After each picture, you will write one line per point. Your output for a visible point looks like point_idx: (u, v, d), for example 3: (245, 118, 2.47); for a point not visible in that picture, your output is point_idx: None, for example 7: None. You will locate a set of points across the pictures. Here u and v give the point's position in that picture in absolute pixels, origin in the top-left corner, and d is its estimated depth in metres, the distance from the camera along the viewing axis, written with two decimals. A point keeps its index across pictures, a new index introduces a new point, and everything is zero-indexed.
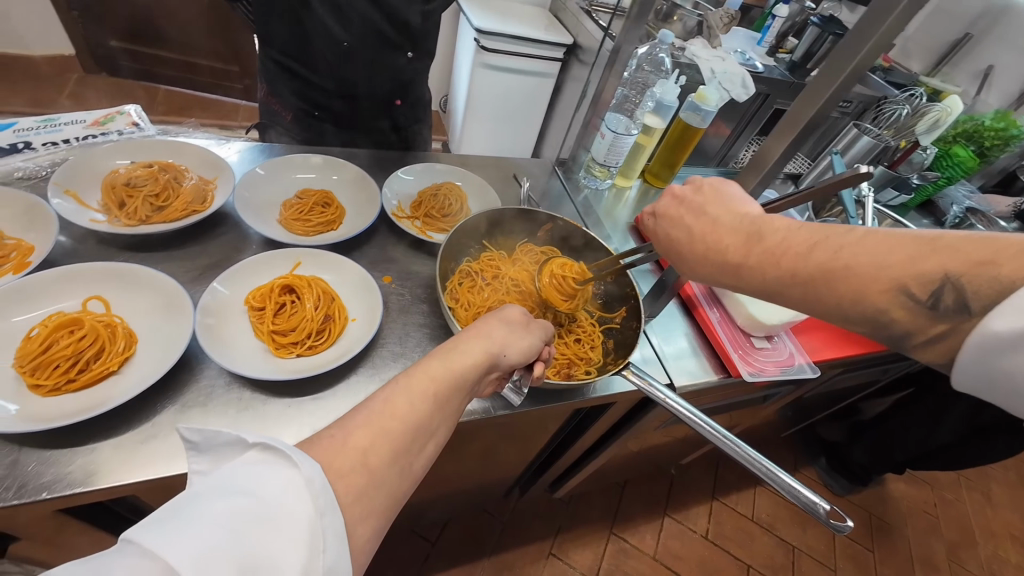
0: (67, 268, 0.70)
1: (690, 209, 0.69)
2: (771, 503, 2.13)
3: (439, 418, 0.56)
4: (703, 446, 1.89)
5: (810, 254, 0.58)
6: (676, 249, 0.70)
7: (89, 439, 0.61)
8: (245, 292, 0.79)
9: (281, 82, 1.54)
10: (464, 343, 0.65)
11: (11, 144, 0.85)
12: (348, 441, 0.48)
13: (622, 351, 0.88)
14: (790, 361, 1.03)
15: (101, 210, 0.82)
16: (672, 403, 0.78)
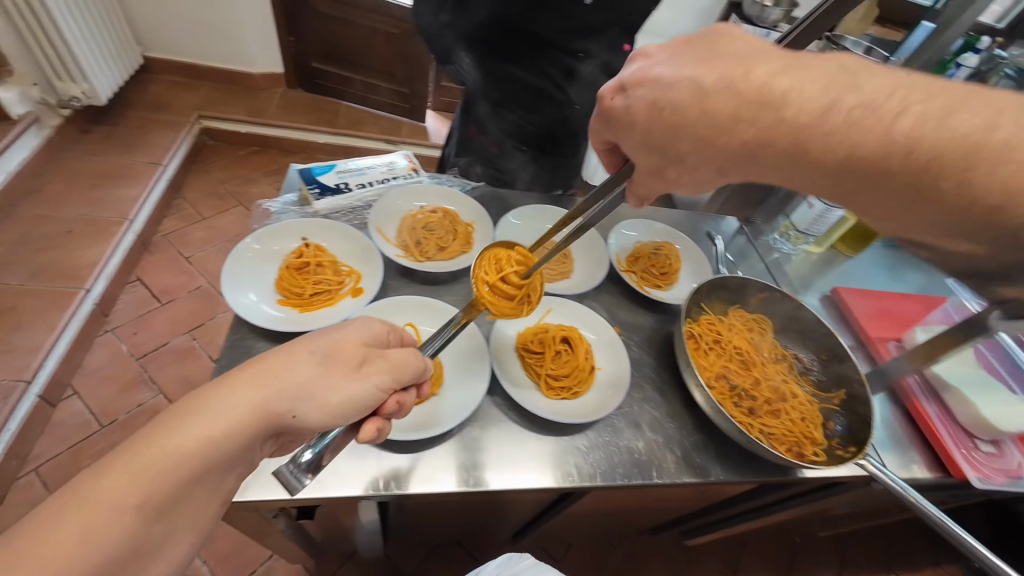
0: (398, 299, 0.88)
1: (676, 85, 0.58)
2: None
3: (203, 488, 0.51)
4: (844, 523, 1.78)
5: (917, 147, 0.49)
6: (672, 116, 0.59)
7: (421, 448, 0.76)
8: (515, 335, 0.92)
9: (494, 130, 1.49)
10: (292, 352, 0.59)
11: (335, 184, 1.04)
12: (50, 541, 0.43)
13: (852, 439, 0.89)
14: (1019, 473, 0.98)
15: (398, 245, 0.99)
16: (920, 502, 0.74)
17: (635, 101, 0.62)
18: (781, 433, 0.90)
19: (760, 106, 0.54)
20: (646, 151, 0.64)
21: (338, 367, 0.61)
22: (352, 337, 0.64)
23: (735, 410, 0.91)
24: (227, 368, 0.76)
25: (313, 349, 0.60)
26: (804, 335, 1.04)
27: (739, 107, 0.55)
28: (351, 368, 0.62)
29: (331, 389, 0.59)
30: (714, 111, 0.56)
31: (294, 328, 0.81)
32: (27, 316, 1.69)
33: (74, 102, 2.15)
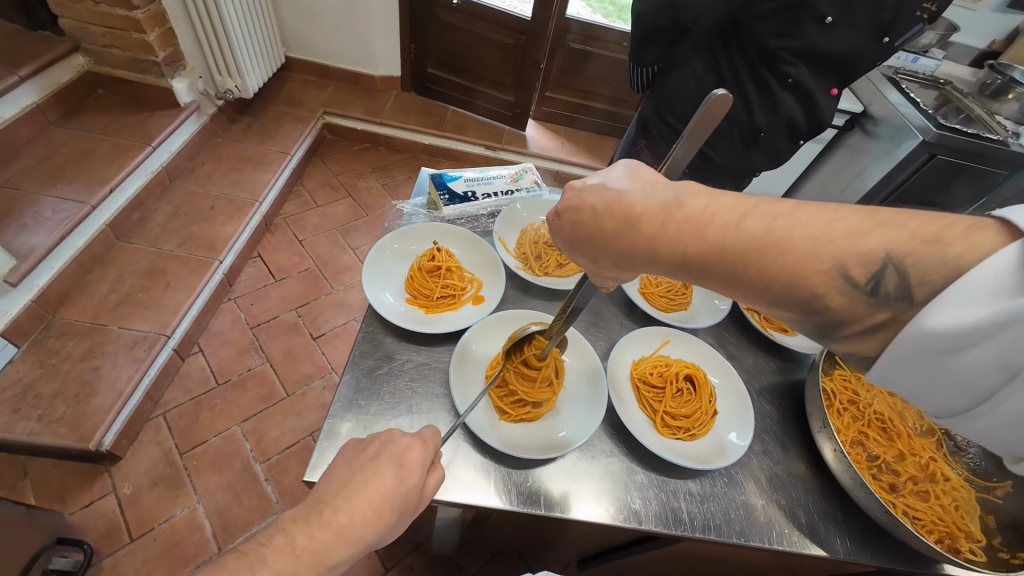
0: (520, 311, 0.89)
1: (593, 198, 0.61)
2: None
3: None
4: None
5: None
6: (587, 230, 0.63)
7: (528, 466, 0.75)
8: (631, 364, 0.90)
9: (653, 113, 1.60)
10: (365, 497, 0.61)
11: (464, 192, 1.08)
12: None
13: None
14: None
15: (517, 257, 1.01)
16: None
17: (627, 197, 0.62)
18: (930, 520, 0.78)
19: (629, 225, 0.58)
20: (573, 250, 0.67)
21: (403, 514, 0.63)
22: (415, 481, 0.64)
23: (873, 483, 0.81)
24: (358, 359, 0.81)
25: (384, 499, 0.61)
26: None
27: (614, 226, 0.59)
28: (408, 511, 0.63)
29: (391, 532, 0.63)
30: (601, 228, 0.61)
31: (422, 328, 0.85)
32: (173, 278, 1.93)
33: (228, 94, 2.44)
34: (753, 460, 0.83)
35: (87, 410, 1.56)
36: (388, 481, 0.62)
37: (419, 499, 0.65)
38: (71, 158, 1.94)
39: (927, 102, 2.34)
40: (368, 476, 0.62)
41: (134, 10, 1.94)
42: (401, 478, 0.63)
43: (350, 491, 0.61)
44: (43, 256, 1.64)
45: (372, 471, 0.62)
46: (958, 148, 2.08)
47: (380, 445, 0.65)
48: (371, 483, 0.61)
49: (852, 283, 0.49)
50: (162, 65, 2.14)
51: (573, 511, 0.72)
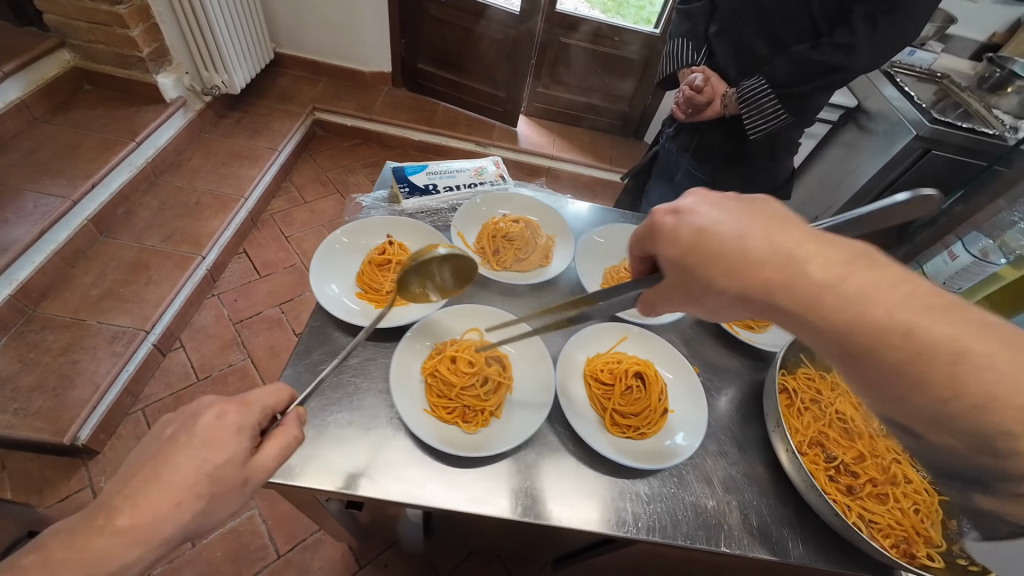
0: (470, 307, 0.90)
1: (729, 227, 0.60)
2: None
3: None
4: None
5: None
6: (710, 250, 0.60)
7: (468, 464, 0.73)
8: (583, 361, 0.88)
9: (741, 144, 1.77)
10: (164, 484, 0.58)
11: (425, 185, 1.07)
12: None
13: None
14: None
15: (477, 251, 0.99)
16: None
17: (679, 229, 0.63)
18: (887, 524, 0.75)
19: (781, 264, 0.55)
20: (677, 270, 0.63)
21: (217, 495, 0.60)
22: (226, 455, 0.61)
23: (830, 484, 0.78)
24: (306, 353, 0.80)
25: (186, 485, 0.58)
26: None
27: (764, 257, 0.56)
28: (228, 488, 0.61)
29: (213, 516, 0.60)
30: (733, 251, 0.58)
31: (372, 323, 0.83)
32: (155, 273, 1.93)
33: (215, 90, 2.44)
34: (706, 460, 0.81)
35: (64, 403, 1.57)
36: (186, 463, 0.59)
37: (242, 473, 0.62)
38: (55, 153, 1.94)
39: (922, 97, 2.29)
40: (160, 463, 0.59)
41: (117, 5, 1.94)
42: (201, 458, 0.60)
43: (144, 480, 0.58)
44: (22, 250, 1.65)
45: (167, 457, 0.59)
46: (954, 144, 2.03)
47: (180, 425, 0.61)
48: (169, 470, 0.58)
49: None
50: (147, 61, 2.14)
51: (513, 510, 0.70)
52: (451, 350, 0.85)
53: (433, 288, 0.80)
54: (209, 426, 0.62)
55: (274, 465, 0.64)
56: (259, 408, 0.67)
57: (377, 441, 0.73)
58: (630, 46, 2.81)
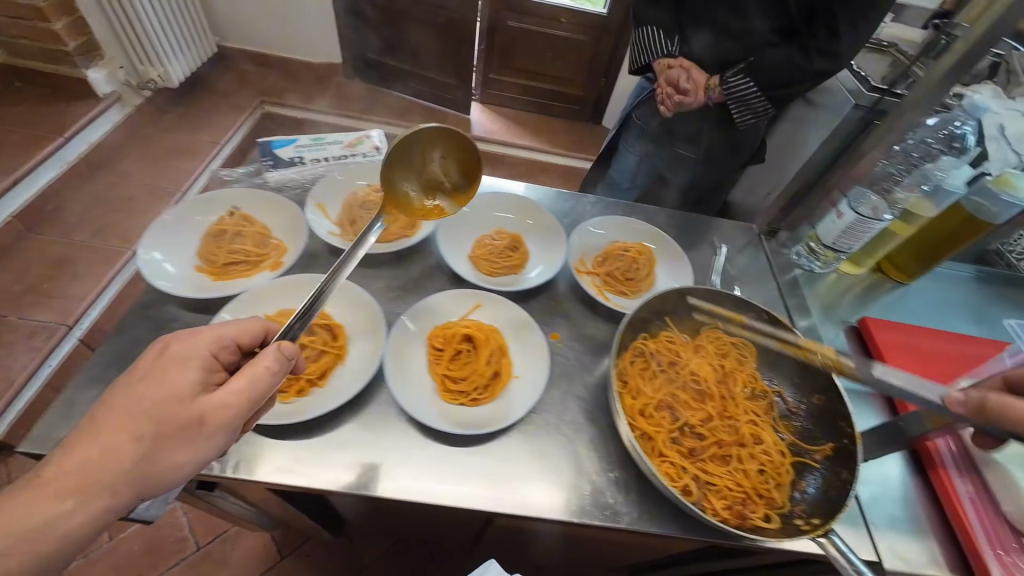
0: (309, 277, 0.83)
1: None
2: None
3: None
4: None
5: None
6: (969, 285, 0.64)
7: (279, 434, 0.70)
8: (428, 328, 0.84)
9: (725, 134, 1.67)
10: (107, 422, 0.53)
11: (290, 158, 1.03)
12: None
13: (823, 511, 0.69)
14: None
15: (337, 222, 0.95)
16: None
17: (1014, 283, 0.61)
18: (725, 487, 0.72)
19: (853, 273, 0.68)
20: None
21: (168, 436, 0.54)
22: (176, 393, 0.55)
23: (671, 447, 0.75)
24: (128, 328, 0.77)
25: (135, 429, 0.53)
26: (789, 372, 0.85)
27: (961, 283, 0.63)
28: (183, 433, 0.55)
29: (159, 463, 0.54)
30: None
31: (201, 294, 0.79)
32: (83, 268, 1.91)
33: (152, 85, 2.41)
34: (548, 426, 0.78)
35: None
36: (128, 410, 0.54)
37: (196, 411, 0.55)
38: None
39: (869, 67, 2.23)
40: (114, 408, 0.54)
41: None
42: (149, 396, 0.54)
43: (90, 423, 0.53)
44: None
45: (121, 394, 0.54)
46: None
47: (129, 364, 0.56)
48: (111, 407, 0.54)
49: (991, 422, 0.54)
50: (74, 54, 2.12)
51: (318, 480, 0.67)
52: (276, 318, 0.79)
53: (446, 195, 0.87)
54: (167, 364, 0.57)
55: (243, 406, 0.57)
56: (216, 344, 0.60)
57: None
58: (578, 27, 2.76)
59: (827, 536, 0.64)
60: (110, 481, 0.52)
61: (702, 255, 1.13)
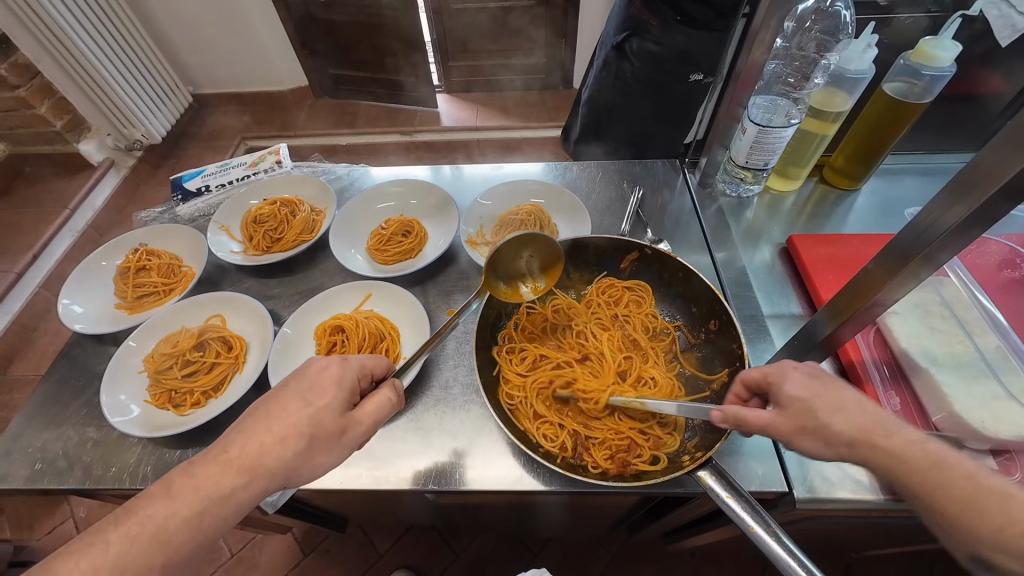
0: (203, 297, 0.87)
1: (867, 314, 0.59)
2: None
3: None
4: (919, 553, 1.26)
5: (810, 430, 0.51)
6: None
7: (182, 445, 0.74)
8: (311, 328, 0.84)
9: None
10: (272, 421, 0.53)
11: (198, 189, 1.09)
12: None
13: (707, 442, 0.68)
14: None
15: (240, 240, 1.00)
16: (777, 540, 0.51)
17: (923, 247, 0.50)
18: (607, 437, 0.75)
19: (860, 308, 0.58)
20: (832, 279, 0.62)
21: (318, 441, 0.54)
22: (327, 402, 0.55)
23: (551, 408, 0.78)
24: (55, 368, 0.84)
25: (286, 436, 0.53)
26: (685, 311, 0.82)
27: None
28: (328, 440, 0.54)
29: (309, 462, 0.53)
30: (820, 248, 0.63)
31: (112, 327, 0.86)
32: None
33: (138, 144, 2.57)
34: (437, 402, 0.79)
35: None
36: (291, 410, 0.54)
37: (343, 420, 0.55)
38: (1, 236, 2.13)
39: None
40: (275, 409, 0.54)
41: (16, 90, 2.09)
42: (306, 401, 0.55)
43: (254, 420, 0.53)
44: None
45: (275, 401, 0.55)
46: None
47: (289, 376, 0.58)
48: (277, 412, 0.54)
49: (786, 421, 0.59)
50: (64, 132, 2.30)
51: None
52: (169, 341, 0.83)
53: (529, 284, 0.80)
54: (324, 374, 0.57)
55: (372, 426, 0.58)
56: (360, 364, 0.61)
57: (104, 436, 0.76)
58: None
59: (707, 467, 0.60)
60: (266, 472, 0.51)
61: (616, 201, 1.08)
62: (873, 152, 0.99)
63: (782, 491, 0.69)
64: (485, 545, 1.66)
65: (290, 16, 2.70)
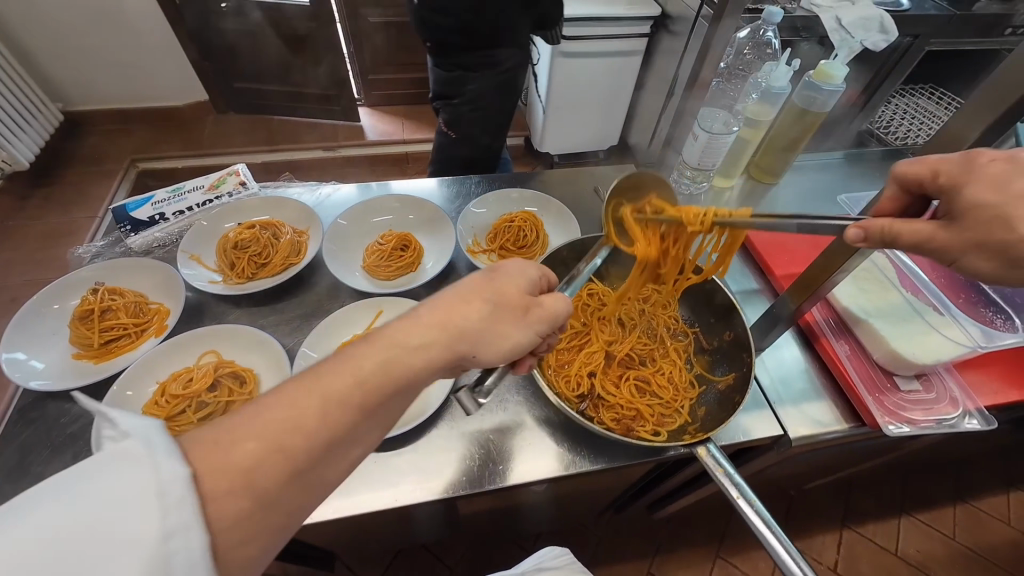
0: (198, 331, 0.79)
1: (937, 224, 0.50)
2: (969, 528, 1.63)
3: None
4: (846, 475, 1.51)
5: None
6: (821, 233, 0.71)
7: None
8: (332, 350, 0.82)
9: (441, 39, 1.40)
10: (459, 299, 0.50)
11: (150, 217, 0.98)
12: None
13: (711, 423, 0.76)
14: (949, 408, 0.83)
15: (217, 270, 0.92)
16: (744, 504, 0.64)
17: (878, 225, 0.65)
18: (618, 403, 0.82)
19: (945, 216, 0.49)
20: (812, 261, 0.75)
21: (503, 312, 0.51)
22: (518, 282, 0.54)
23: (574, 391, 0.83)
24: (12, 437, 0.71)
25: (471, 300, 0.50)
26: (702, 310, 0.90)
27: None
28: (515, 314, 0.52)
29: (494, 338, 0.50)
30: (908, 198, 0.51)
31: (83, 379, 0.76)
32: None
33: None
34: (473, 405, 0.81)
35: None
36: (479, 284, 0.52)
37: (525, 300, 0.54)
38: None
39: None
40: (465, 283, 0.52)
41: None
42: (493, 279, 0.53)
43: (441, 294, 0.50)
44: None
45: (463, 284, 0.52)
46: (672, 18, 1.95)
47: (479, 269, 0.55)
48: (461, 291, 0.51)
49: None
50: None
51: None
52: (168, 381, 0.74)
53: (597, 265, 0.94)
54: (510, 265, 0.57)
55: (555, 316, 0.56)
56: (543, 270, 0.60)
57: None
58: None
59: (703, 445, 0.72)
60: (449, 339, 0.47)
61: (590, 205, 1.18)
62: (787, 151, 1.19)
63: (779, 435, 0.83)
64: (477, 553, 1.66)
65: (184, 26, 2.45)
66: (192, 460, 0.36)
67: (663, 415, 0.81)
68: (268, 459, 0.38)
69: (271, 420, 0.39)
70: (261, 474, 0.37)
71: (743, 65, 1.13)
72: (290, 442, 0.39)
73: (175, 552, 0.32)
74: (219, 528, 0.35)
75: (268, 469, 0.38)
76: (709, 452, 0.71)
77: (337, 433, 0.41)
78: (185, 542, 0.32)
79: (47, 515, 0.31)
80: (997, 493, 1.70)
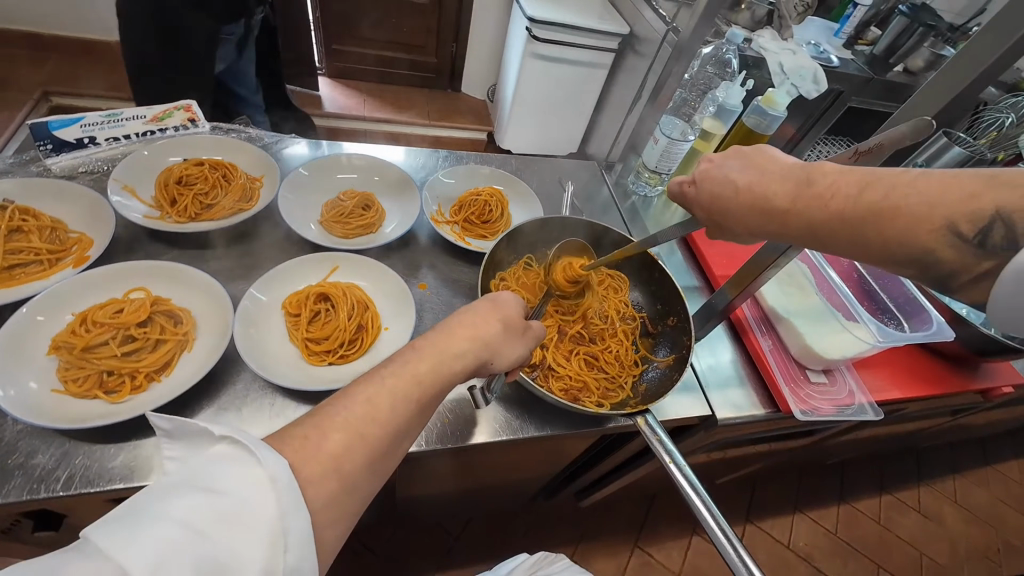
0: (128, 264, 0.73)
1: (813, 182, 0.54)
2: (848, 523, 1.85)
3: None
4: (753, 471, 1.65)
5: None
6: None
7: (130, 436, 0.62)
8: (283, 297, 0.79)
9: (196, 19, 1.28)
10: (468, 319, 0.60)
11: (78, 139, 0.88)
12: None
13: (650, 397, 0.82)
14: (849, 401, 0.95)
15: (154, 205, 0.85)
16: (676, 469, 0.69)
17: None
18: (566, 374, 0.85)
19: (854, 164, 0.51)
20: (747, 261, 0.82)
21: (512, 333, 0.63)
22: (515, 307, 0.66)
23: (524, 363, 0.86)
24: None
25: (482, 320, 0.61)
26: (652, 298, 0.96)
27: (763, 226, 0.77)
28: (519, 331, 0.65)
29: (497, 356, 0.62)
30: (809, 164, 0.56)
31: None
32: None
33: None
34: None
35: None
36: (491, 308, 0.63)
37: (522, 321, 0.66)
38: None
39: None
40: (479, 307, 0.63)
41: None
42: (498, 305, 0.64)
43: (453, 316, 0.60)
44: None
45: (467, 307, 0.62)
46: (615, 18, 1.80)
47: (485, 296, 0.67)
48: (466, 313, 0.61)
49: (961, 238, 0.44)
50: None
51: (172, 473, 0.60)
52: (88, 310, 0.68)
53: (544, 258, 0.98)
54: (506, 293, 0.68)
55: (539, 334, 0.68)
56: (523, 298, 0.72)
57: None
58: None
59: (641, 415, 0.77)
60: (476, 363, 0.59)
61: (554, 194, 1.21)
62: None
63: (707, 415, 0.90)
64: (399, 540, 1.61)
65: None
66: (286, 455, 0.43)
67: (607, 389, 0.86)
68: (353, 448, 0.46)
69: (351, 418, 0.47)
70: (347, 461, 0.45)
71: (703, 79, 1.23)
72: (372, 432, 0.48)
73: (289, 530, 0.39)
74: (316, 508, 0.42)
75: (356, 454, 0.46)
76: (648, 422, 0.76)
77: (397, 427, 0.49)
78: (297, 523, 0.40)
79: (183, 509, 0.37)
80: (872, 495, 1.94)
